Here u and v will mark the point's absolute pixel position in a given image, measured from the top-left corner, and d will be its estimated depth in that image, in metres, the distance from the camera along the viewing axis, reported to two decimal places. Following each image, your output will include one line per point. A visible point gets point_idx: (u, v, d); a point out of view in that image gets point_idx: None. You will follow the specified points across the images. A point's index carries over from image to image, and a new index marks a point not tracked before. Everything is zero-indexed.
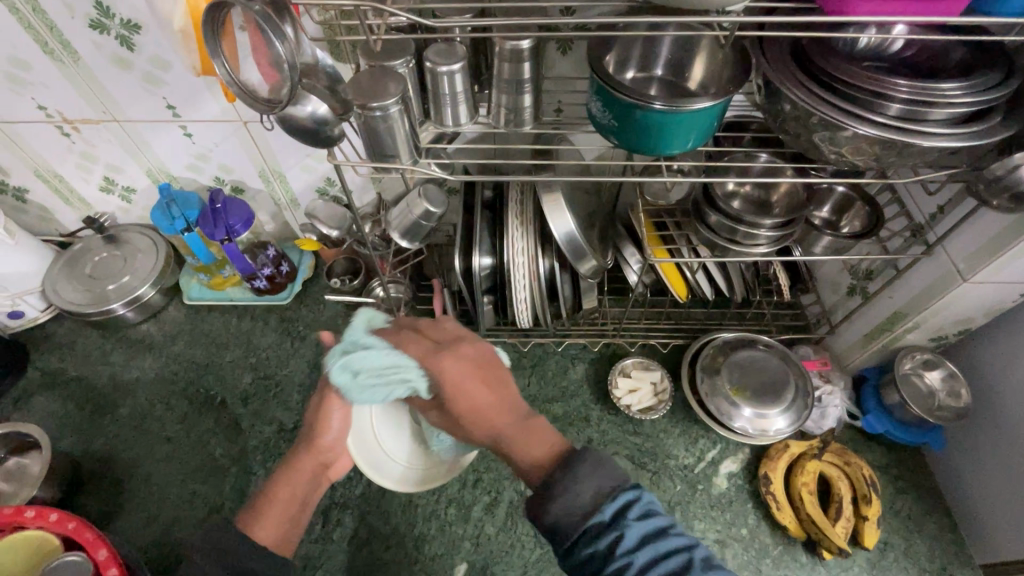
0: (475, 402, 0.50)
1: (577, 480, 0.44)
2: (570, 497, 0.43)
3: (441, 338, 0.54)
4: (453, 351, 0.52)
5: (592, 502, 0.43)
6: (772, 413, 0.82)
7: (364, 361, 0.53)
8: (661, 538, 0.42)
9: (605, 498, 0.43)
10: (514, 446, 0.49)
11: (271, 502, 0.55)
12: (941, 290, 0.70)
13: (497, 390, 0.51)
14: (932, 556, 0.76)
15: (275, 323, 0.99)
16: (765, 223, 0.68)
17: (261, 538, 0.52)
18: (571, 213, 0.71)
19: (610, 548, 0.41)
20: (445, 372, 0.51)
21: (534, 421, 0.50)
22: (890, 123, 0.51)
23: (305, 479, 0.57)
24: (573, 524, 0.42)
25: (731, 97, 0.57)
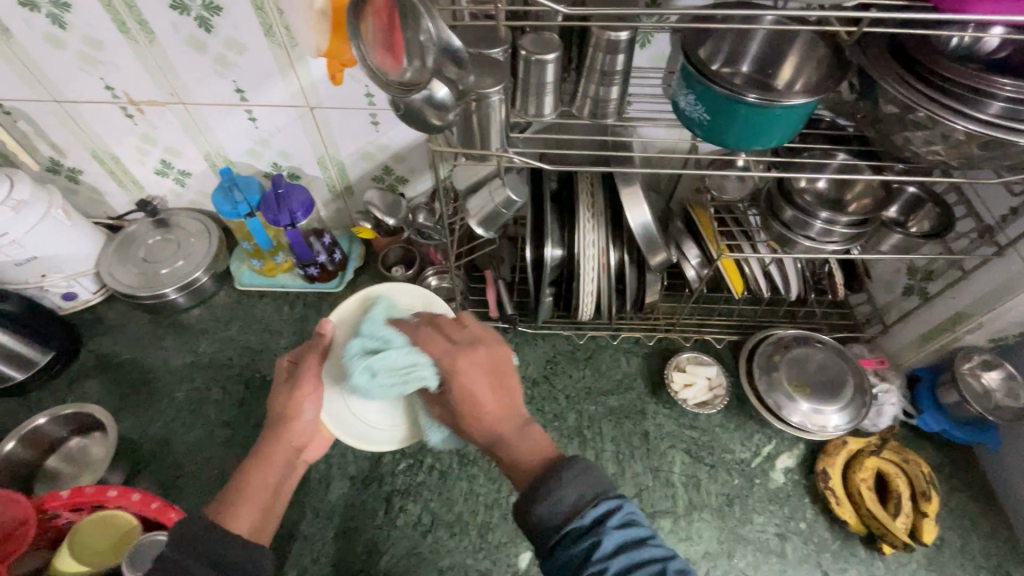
0: (479, 403, 0.55)
1: (561, 485, 0.46)
2: (554, 500, 0.45)
3: (464, 338, 0.59)
4: (470, 350, 0.57)
5: (575, 504, 0.45)
6: (829, 409, 0.82)
7: (384, 361, 0.58)
8: (641, 548, 0.43)
9: (587, 504, 0.45)
10: (513, 451, 0.53)
11: (244, 493, 0.57)
12: (1010, 290, 0.71)
13: (502, 396, 0.56)
14: (986, 553, 0.78)
15: (327, 311, 0.99)
16: (842, 220, 0.69)
17: (234, 527, 0.54)
18: (647, 204, 0.72)
19: (588, 552, 0.43)
20: (458, 372, 0.55)
21: (530, 427, 0.55)
22: (992, 121, 0.51)
23: (280, 467, 0.60)
24: (553, 526, 0.45)
25: (823, 96, 0.57)
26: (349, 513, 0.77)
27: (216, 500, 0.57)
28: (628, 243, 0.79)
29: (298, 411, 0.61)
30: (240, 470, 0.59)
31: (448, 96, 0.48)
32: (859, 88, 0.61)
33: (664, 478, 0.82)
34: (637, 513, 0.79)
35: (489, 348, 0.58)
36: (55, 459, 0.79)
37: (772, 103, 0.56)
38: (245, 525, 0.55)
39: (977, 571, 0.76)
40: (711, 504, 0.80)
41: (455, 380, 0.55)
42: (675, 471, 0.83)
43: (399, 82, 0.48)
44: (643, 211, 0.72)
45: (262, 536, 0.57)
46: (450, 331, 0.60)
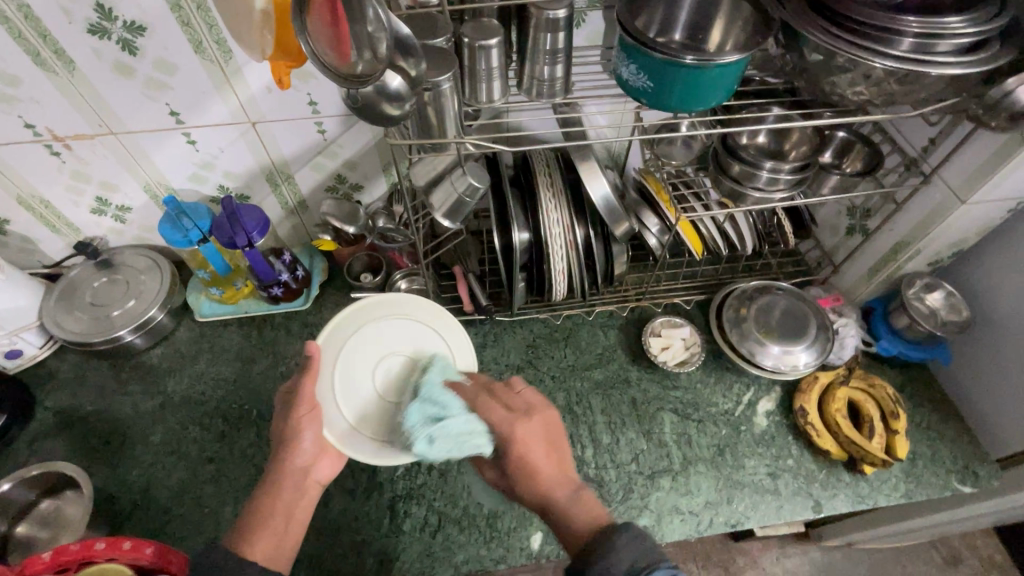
0: (537, 466, 0.61)
1: (614, 549, 0.51)
2: (607, 564, 0.50)
3: (520, 406, 0.65)
4: (527, 420, 0.63)
5: (628, 573, 0.49)
6: (797, 349, 0.87)
7: (444, 428, 0.59)
8: None
9: (641, 571, 0.49)
10: (566, 516, 0.57)
11: (258, 523, 0.59)
12: (941, 214, 0.77)
13: (558, 461, 0.62)
14: (954, 458, 0.84)
15: (298, 330, 0.97)
16: (786, 167, 0.73)
17: (246, 556, 0.56)
18: (605, 177, 0.76)
19: None
20: (519, 440, 0.61)
21: (584, 496, 0.59)
22: (906, 56, 0.56)
23: (289, 489, 0.62)
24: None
25: (753, 52, 0.60)
26: (353, 526, 0.76)
27: (232, 533, 0.59)
28: (592, 218, 0.81)
29: (298, 434, 0.63)
30: (251, 499, 0.61)
31: (404, 86, 0.48)
32: (784, 41, 0.65)
33: (657, 440, 0.85)
34: (638, 477, 0.81)
35: (543, 418, 0.64)
36: (27, 525, 0.77)
37: (708, 63, 0.59)
38: (261, 552, 0.57)
39: (948, 475, 0.83)
40: (705, 457, 0.83)
41: (516, 448, 0.61)
42: (666, 431, 0.86)
43: (353, 76, 0.47)
44: (603, 183, 0.75)
45: (277, 565, 0.58)
46: (510, 397, 0.65)
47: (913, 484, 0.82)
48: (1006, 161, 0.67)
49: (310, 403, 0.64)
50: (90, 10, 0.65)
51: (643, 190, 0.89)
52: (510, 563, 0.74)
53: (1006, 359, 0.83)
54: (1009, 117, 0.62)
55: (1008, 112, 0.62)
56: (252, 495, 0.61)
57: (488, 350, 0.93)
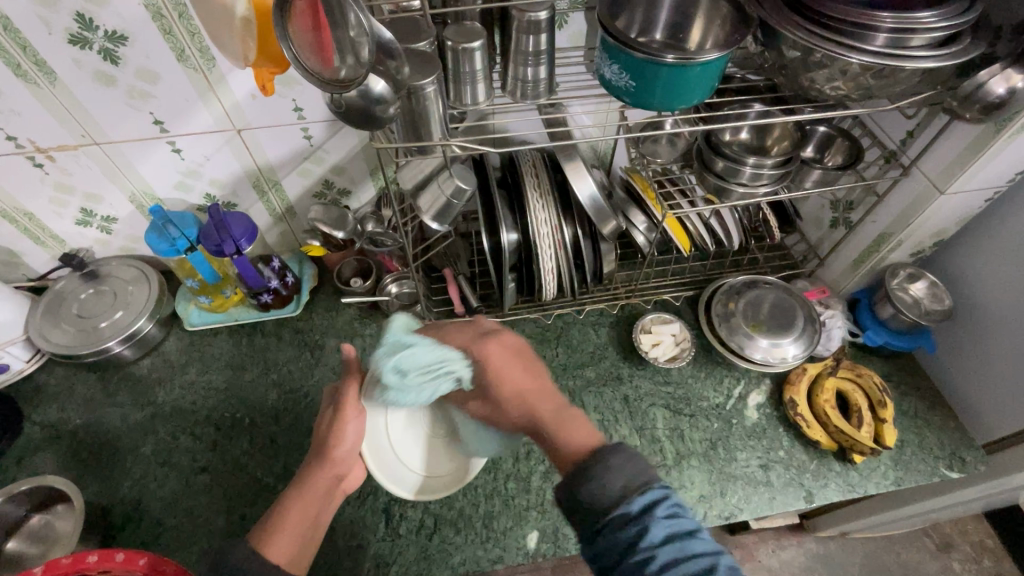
0: (518, 385, 0.59)
1: (608, 470, 0.49)
2: (598, 485, 0.49)
3: (485, 329, 0.64)
4: (497, 338, 0.63)
5: (622, 491, 0.48)
6: (785, 342, 0.88)
7: (411, 359, 0.59)
8: (688, 540, 0.46)
9: (636, 491, 0.48)
10: (555, 430, 0.56)
11: (290, 524, 0.58)
12: (921, 205, 0.78)
13: (537, 379, 0.61)
14: (941, 444, 0.86)
15: (289, 336, 0.97)
16: (768, 163, 0.74)
17: (270, 557, 0.55)
18: (591, 176, 0.76)
19: (635, 539, 0.46)
20: (489, 358, 0.61)
21: (569, 412, 0.58)
22: (880, 52, 0.57)
23: (321, 495, 0.62)
24: (601, 510, 0.48)
25: (733, 50, 0.61)
26: (349, 531, 0.76)
27: (259, 528, 0.58)
28: (580, 217, 0.81)
29: (342, 438, 0.63)
30: (281, 499, 0.60)
31: (388, 90, 0.49)
32: (762, 39, 0.66)
33: (650, 436, 0.85)
34: None
35: (511, 335, 0.64)
36: (18, 541, 0.76)
37: (689, 61, 0.60)
38: (284, 554, 0.56)
39: (936, 461, 0.84)
40: (697, 451, 0.84)
41: (486, 366, 0.60)
42: (659, 426, 0.86)
43: (336, 80, 0.47)
44: (589, 182, 0.75)
45: (296, 569, 0.57)
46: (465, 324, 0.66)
47: (902, 472, 0.83)
48: (982, 152, 0.69)
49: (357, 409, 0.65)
50: (70, 21, 0.65)
51: (630, 189, 0.90)
52: (507, 563, 0.74)
53: (995, 344, 0.84)
54: (983, 109, 0.64)
55: (981, 105, 0.64)
56: (285, 494, 0.60)
57: None
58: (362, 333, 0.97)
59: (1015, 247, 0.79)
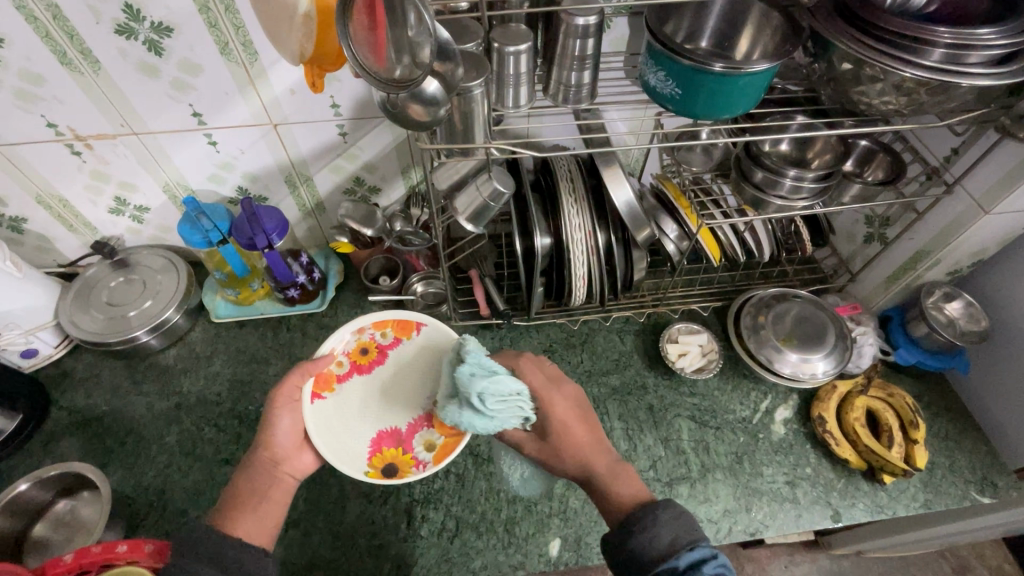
0: (575, 438, 0.63)
1: (658, 523, 0.54)
2: (651, 537, 0.54)
3: (554, 374, 0.67)
4: (563, 391, 0.66)
5: (670, 545, 0.53)
6: (815, 357, 0.87)
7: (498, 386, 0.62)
8: None
9: (682, 547, 0.52)
10: (608, 483, 0.61)
11: (240, 503, 0.61)
12: (963, 224, 0.77)
13: (591, 431, 0.64)
14: (972, 468, 0.84)
15: (314, 331, 0.97)
16: (809, 176, 0.73)
17: (229, 532, 0.58)
18: (628, 183, 0.75)
19: None
20: (558, 408, 0.64)
21: (622, 465, 0.62)
22: (936, 67, 0.56)
23: (265, 475, 0.64)
24: (652, 559, 0.52)
25: (781, 63, 0.60)
26: (370, 530, 0.76)
27: (216, 511, 0.62)
28: (614, 224, 0.80)
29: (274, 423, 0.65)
30: (231, 482, 0.63)
31: (440, 90, 0.49)
32: (812, 49, 0.65)
33: (675, 447, 0.85)
34: (656, 484, 0.81)
35: (574, 387, 0.67)
36: (43, 525, 0.77)
37: (738, 70, 0.59)
38: (243, 529, 0.59)
39: (967, 485, 0.82)
40: (723, 464, 0.83)
41: (556, 421, 0.63)
42: (684, 438, 0.86)
43: (392, 80, 0.47)
44: (627, 188, 0.74)
45: (260, 541, 0.60)
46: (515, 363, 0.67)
47: (932, 495, 0.82)
48: None
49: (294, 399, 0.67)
50: (118, 11, 0.65)
51: (661, 196, 0.89)
52: (529, 570, 0.74)
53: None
54: None
55: None
56: (234, 478, 0.64)
57: None
58: None
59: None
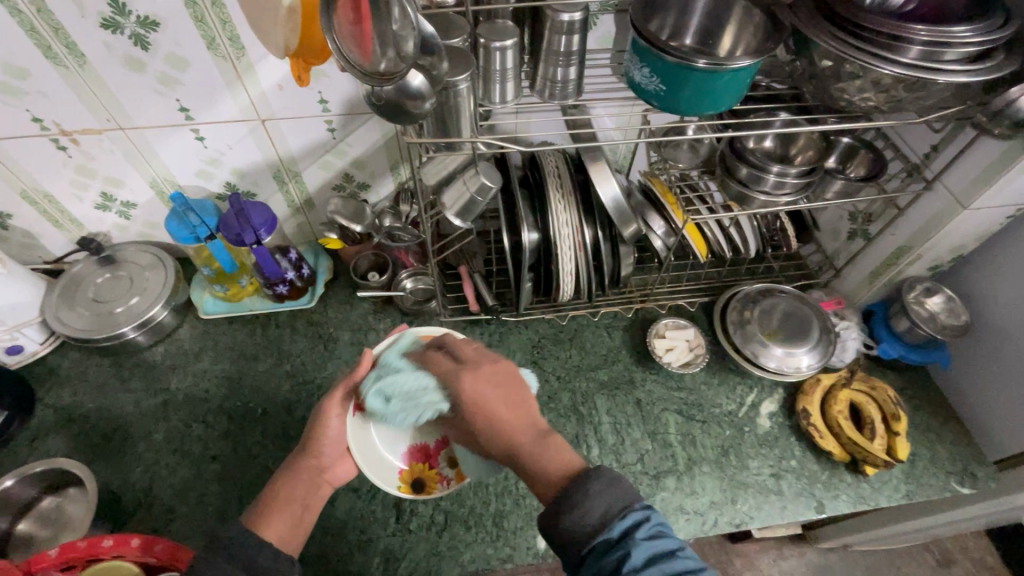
0: (492, 415, 0.60)
1: (589, 496, 0.51)
2: (585, 513, 0.50)
3: (469, 356, 0.65)
4: (476, 371, 0.63)
5: (603, 517, 0.50)
6: (800, 351, 0.88)
7: (393, 387, 0.65)
8: (670, 557, 0.47)
9: (617, 516, 0.50)
10: (531, 461, 0.57)
11: (277, 505, 0.61)
12: (942, 219, 0.78)
13: (514, 408, 0.61)
14: (953, 459, 0.86)
15: (303, 328, 0.97)
16: (792, 172, 0.74)
17: (263, 532, 0.57)
18: (614, 178, 0.76)
19: (619, 564, 0.47)
20: (468, 388, 0.61)
21: (546, 439, 0.59)
22: (913, 64, 0.57)
23: (304, 482, 0.64)
24: (584, 537, 0.50)
25: (763, 58, 0.61)
26: (359, 525, 0.76)
27: (249, 511, 0.60)
28: (601, 219, 0.81)
29: (324, 426, 0.67)
30: (270, 484, 0.63)
31: (425, 84, 0.49)
32: (794, 48, 0.66)
33: (662, 440, 0.86)
34: (643, 477, 0.82)
35: (491, 369, 0.64)
36: (28, 522, 0.76)
37: (721, 67, 0.60)
38: (275, 531, 0.58)
39: (948, 476, 0.84)
40: (709, 457, 0.84)
41: (464, 405, 0.61)
42: (671, 431, 0.87)
43: (377, 72, 0.47)
44: (614, 184, 0.75)
45: (289, 548, 0.58)
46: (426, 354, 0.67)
47: (913, 486, 0.83)
48: (1007, 168, 0.69)
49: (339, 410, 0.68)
50: (104, 5, 0.65)
51: (649, 193, 0.90)
52: (517, 563, 0.74)
53: (1011, 352, 0.84)
54: (1012, 125, 0.63)
55: (1011, 120, 0.63)
56: (273, 481, 0.64)
57: (494, 350, 0.94)
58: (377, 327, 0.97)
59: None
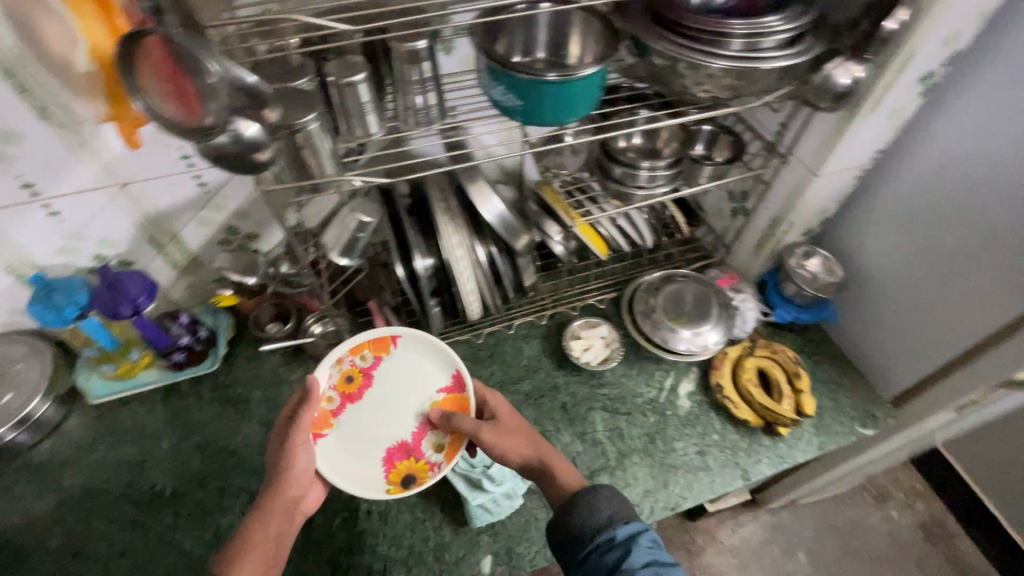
0: (521, 426, 0.75)
1: (597, 501, 0.64)
2: (592, 513, 0.63)
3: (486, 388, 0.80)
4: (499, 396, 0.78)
5: (609, 520, 0.62)
6: (705, 328, 0.93)
7: None
8: (663, 566, 0.58)
9: (620, 522, 0.62)
10: (553, 465, 0.71)
11: (245, 547, 0.65)
12: (801, 188, 0.85)
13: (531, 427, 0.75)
14: (854, 405, 0.93)
15: (209, 393, 0.91)
16: (659, 163, 0.79)
17: None
18: (497, 195, 0.77)
19: (619, 560, 0.59)
20: (501, 406, 0.77)
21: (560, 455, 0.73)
22: (737, 56, 0.63)
23: (275, 518, 0.68)
24: (590, 532, 0.62)
25: (606, 63, 0.66)
26: None
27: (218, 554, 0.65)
28: (492, 235, 0.82)
29: (293, 462, 0.69)
30: (240, 526, 0.66)
31: (260, 133, 0.49)
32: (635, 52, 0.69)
33: (591, 440, 0.87)
34: None
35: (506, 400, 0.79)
36: None
37: (570, 77, 0.63)
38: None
39: (852, 422, 0.90)
40: (637, 447, 0.86)
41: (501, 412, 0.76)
42: (598, 429, 0.88)
43: (200, 127, 0.46)
44: (497, 201, 0.76)
45: None
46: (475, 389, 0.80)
47: (824, 436, 0.89)
48: (841, 136, 0.75)
49: (305, 436, 0.70)
50: None
51: (542, 200, 0.92)
52: None
53: (898, 287, 0.89)
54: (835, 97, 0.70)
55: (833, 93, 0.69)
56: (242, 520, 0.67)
57: None
58: (289, 379, 0.92)
59: (899, 202, 0.86)
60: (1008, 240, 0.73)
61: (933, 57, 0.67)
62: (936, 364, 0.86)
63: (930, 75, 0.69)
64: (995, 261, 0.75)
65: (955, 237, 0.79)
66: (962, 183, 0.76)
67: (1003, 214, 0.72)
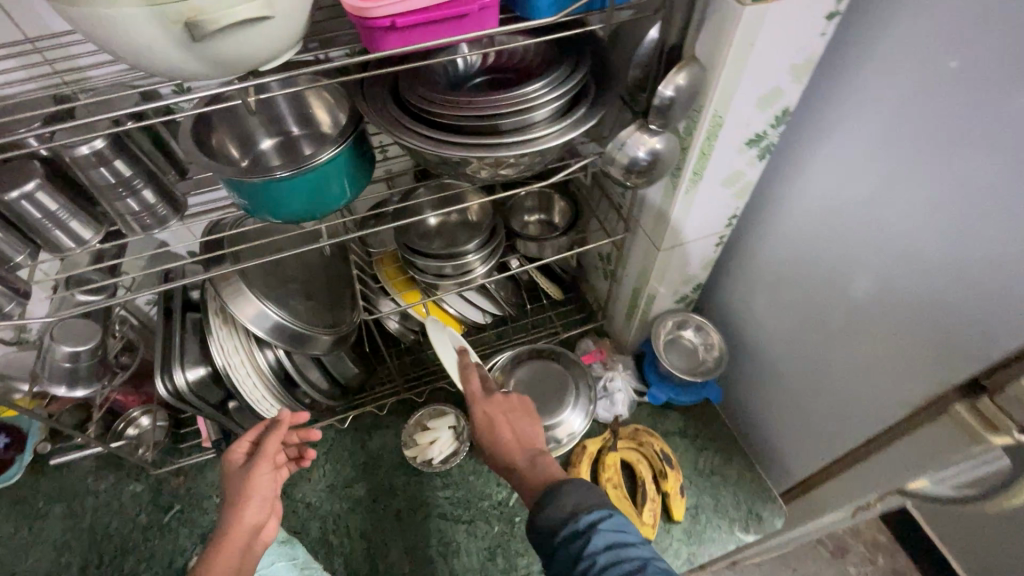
0: (498, 436, 0.63)
1: (563, 494, 0.52)
2: (556, 506, 0.52)
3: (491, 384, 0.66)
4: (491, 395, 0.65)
5: (574, 508, 0.51)
6: (564, 415, 0.81)
7: None
8: (630, 548, 0.47)
9: (584, 510, 0.50)
10: (522, 474, 0.59)
11: None
12: (652, 261, 0.72)
13: (514, 427, 0.63)
14: (737, 503, 0.80)
15: (5, 509, 0.81)
16: (470, 246, 0.68)
17: None
18: (259, 296, 0.64)
19: (581, 554, 0.47)
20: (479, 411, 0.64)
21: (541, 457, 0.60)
22: (502, 138, 0.49)
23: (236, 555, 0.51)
24: (556, 531, 0.50)
25: (354, 136, 0.53)
26: None
27: None
28: None
29: (250, 489, 0.54)
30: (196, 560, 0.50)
31: None
32: None
33: (422, 558, 0.75)
34: None
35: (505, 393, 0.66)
36: None
37: (302, 169, 0.50)
38: None
39: (732, 525, 0.78)
40: (473, 567, 0.75)
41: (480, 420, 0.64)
42: (432, 544, 0.76)
43: None
44: (266, 308, 0.64)
45: None
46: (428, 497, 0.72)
47: (695, 546, 0.76)
48: (671, 207, 0.62)
49: (271, 461, 0.56)
50: None
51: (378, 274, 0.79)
52: None
53: (793, 354, 0.73)
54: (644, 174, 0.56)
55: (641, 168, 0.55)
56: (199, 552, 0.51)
57: None
58: (96, 489, 0.82)
59: (787, 251, 0.69)
60: (891, 316, 0.57)
61: (752, 119, 0.54)
62: (829, 457, 0.71)
63: (757, 137, 0.57)
64: (885, 336, 0.58)
65: (837, 310, 0.64)
66: (854, 228, 0.59)
67: (881, 290, 0.57)
